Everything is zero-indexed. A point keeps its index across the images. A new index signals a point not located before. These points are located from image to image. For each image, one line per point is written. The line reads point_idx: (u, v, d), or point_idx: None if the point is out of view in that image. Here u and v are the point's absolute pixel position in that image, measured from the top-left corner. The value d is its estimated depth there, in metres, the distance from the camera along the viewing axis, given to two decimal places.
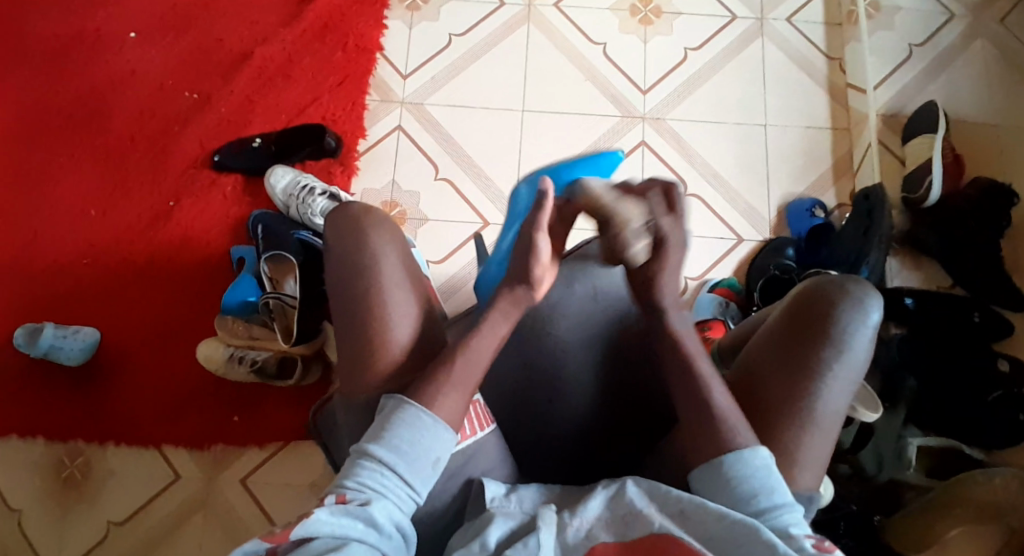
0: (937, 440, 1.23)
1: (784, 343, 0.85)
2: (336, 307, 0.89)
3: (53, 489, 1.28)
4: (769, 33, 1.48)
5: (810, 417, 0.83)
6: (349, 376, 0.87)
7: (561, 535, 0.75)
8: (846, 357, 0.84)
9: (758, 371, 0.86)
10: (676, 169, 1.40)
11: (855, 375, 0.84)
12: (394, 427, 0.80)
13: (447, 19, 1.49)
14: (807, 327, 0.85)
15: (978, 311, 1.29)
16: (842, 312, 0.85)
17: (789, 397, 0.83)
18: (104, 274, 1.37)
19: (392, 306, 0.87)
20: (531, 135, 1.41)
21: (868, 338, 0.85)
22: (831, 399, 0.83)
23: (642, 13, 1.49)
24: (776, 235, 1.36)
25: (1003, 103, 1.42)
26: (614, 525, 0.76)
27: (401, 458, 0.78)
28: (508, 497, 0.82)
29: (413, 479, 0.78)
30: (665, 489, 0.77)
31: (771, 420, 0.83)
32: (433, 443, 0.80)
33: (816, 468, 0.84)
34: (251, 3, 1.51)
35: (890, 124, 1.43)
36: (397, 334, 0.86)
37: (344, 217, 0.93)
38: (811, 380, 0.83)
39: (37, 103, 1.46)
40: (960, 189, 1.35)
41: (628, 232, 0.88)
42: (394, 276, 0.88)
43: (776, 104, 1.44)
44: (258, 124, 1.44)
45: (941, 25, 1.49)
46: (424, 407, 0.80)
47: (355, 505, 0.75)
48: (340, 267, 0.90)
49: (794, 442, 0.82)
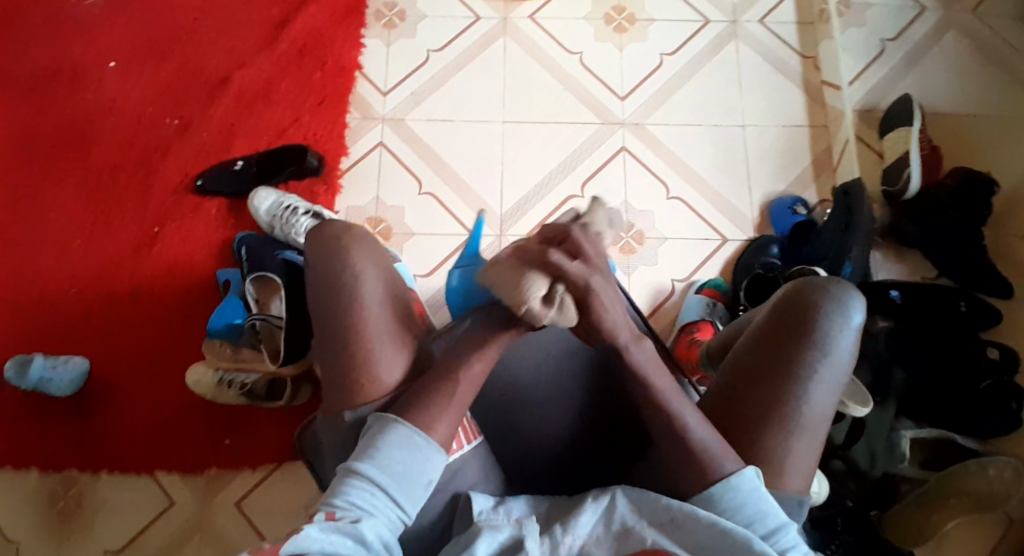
0: (931, 433, 1.25)
1: (771, 345, 0.85)
2: (322, 334, 0.90)
3: (47, 520, 1.29)
4: (743, 35, 1.49)
5: (796, 420, 0.83)
6: (332, 390, 0.89)
7: (554, 551, 0.76)
8: (831, 360, 0.84)
9: (743, 373, 0.86)
10: (657, 172, 1.41)
11: (841, 375, 0.85)
12: (386, 447, 0.80)
13: (425, 36, 1.49)
14: (789, 328, 0.85)
15: (964, 300, 1.30)
16: (825, 311, 0.85)
17: (773, 401, 0.83)
18: (90, 302, 1.37)
19: (377, 341, 0.88)
20: (511, 145, 1.41)
21: (853, 338, 0.85)
22: (819, 400, 0.84)
23: (617, 21, 1.50)
24: (759, 235, 1.37)
25: (978, 92, 1.43)
26: (608, 539, 0.77)
27: (392, 480, 0.79)
28: (496, 510, 0.82)
29: (403, 501, 0.79)
30: (655, 499, 0.78)
31: (757, 423, 0.83)
32: (425, 466, 0.81)
33: (802, 467, 0.84)
34: (230, 28, 1.52)
35: (867, 120, 1.43)
36: (379, 348, 0.87)
37: (326, 237, 0.93)
38: (796, 382, 0.83)
39: (19, 136, 1.46)
40: (938, 180, 1.36)
41: (535, 308, 0.78)
42: (375, 294, 0.90)
43: (753, 104, 1.45)
44: (239, 147, 1.44)
45: (913, 19, 1.49)
46: (416, 428, 0.82)
47: (345, 522, 0.75)
48: (319, 282, 0.91)
49: (780, 444, 0.83)
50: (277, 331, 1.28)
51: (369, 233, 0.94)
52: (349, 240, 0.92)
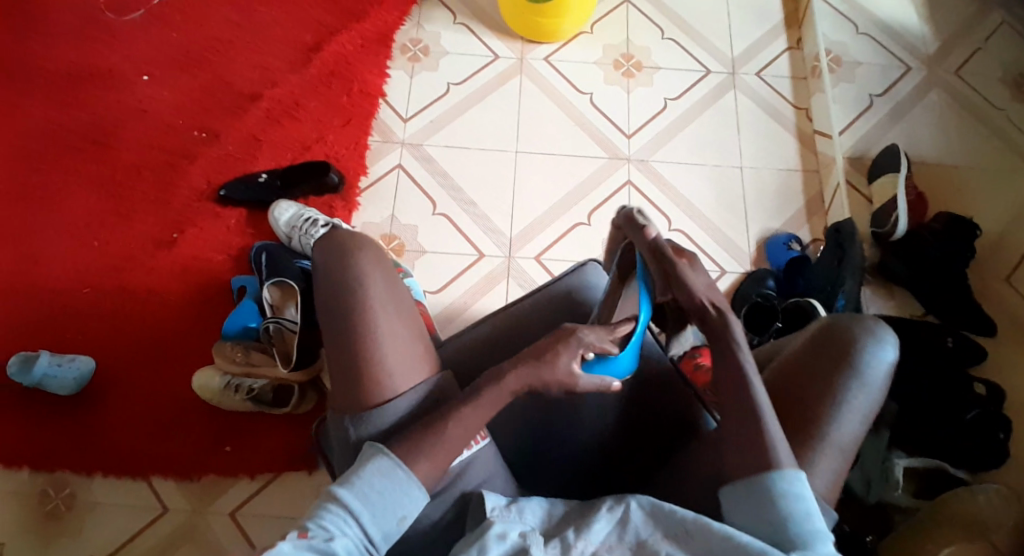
0: (922, 461, 1.26)
1: (808, 370, 0.90)
2: (331, 325, 0.92)
3: (36, 520, 1.27)
4: (741, 85, 1.61)
5: (829, 442, 0.86)
6: (345, 388, 0.90)
7: (566, 552, 0.80)
8: (864, 390, 0.88)
9: (781, 394, 0.90)
10: (659, 205, 1.49)
11: (872, 405, 0.89)
12: (366, 475, 0.83)
13: (446, 69, 1.59)
14: (824, 355, 0.90)
15: (952, 336, 1.35)
16: (861, 342, 0.90)
17: (804, 422, 0.87)
18: (103, 301, 1.39)
19: (381, 339, 0.90)
20: (523, 172, 1.49)
21: (884, 373, 0.90)
22: (850, 427, 0.87)
23: (626, 66, 1.61)
24: (755, 268, 1.44)
25: (960, 145, 1.54)
26: (622, 547, 0.81)
27: (367, 508, 0.81)
28: (509, 507, 0.85)
29: (374, 532, 0.81)
30: (671, 514, 0.82)
31: (792, 439, 0.87)
32: (403, 501, 0.83)
33: (828, 488, 0.86)
34: (260, 51, 1.60)
35: (857, 166, 1.52)
36: (383, 340, 0.90)
37: (334, 242, 0.97)
38: (831, 406, 0.87)
39: (48, 139, 1.51)
40: (924, 223, 1.43)
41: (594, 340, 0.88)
42: (380, 295, 0.92)
43: (750, 148, 1.55)
44: (262, 162, 1.50)
45: (899, 78, 1.61)
46: (399, 461, 0.83)
47: (318, 541, 0.78)
48: (326, 283, 0.94)
49: (812, 461, 0.86)
50: (289, 334, 1.30)
51: (374, 241, 0.98)
52: (358, 246, 0.95)
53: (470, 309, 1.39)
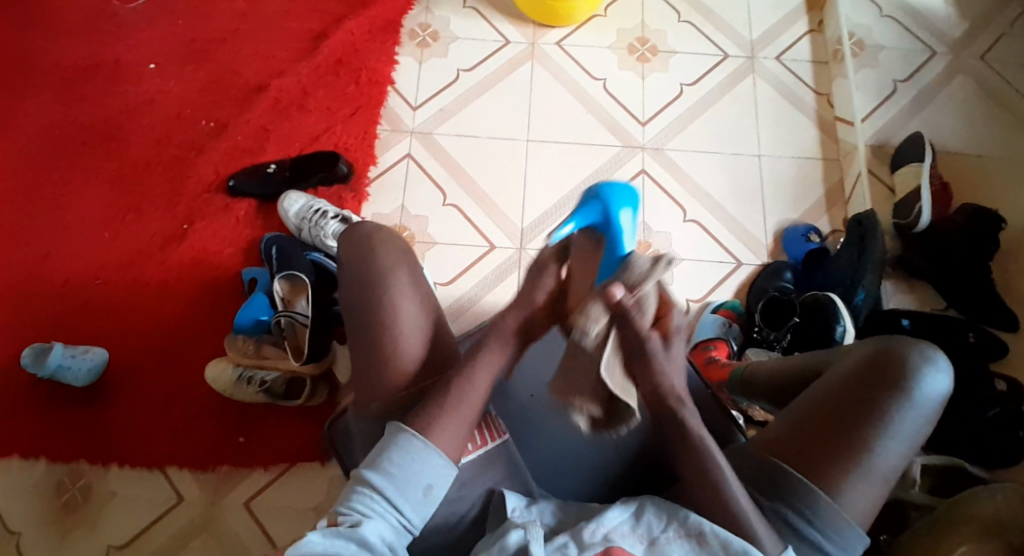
0: (940, 458, 1.23)
1: (858, 394, 0.89)
2: (352, 319, 0.94)
3: (54, 511, 1.28)
4: (760, 70, 1.56)
5: (872, 470, 0.86)
6: (364, 384, 0.92)
7: (575, 537, 0.80)
8: (911, 420, 0.88)
9: (826, 416, 0.89)
10: (675, 196, 1.45)
11: (919, 435, 0.89)
12: (387, 452, 0.81)
13: (456, 56, 1.55)
14: (877, 382, 0.89)
15: (972, 331, 1.31)
16: (917, 371, 0.89)
17: (849, 447, 0.87)
18: (115, 294, 1.39)
19: (403, 333, 0.91)
20: (534, 161, 1.47)
21: (935, 404, 0.89)
22: (894, 456, 0.87)
23: (640, 51, 1.57)
24: (773, 260, 1.41)
25: (988, 132, 1.48)
26: (635, 537, 0.80)
27: (391, 483, 0.80)
28: (528, 508, 0.87)
29: (405, 506, 0.79)
30: (683, 512, 0.81)
31: (834, 464, 0.87)
32: (426, 471, 0.81)
33: (864, 514, 0.87)
34: (267, 39, 1.57)
35: (879, 155, 1.48)
36: (401, 334, 0.91)
37: (359, 236, 0.97)
38: (879, 434, 0.87)
39: (58, 131, 1.50)
40: (948, 214, 1.39)
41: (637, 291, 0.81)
42: (405, 291, 0.93)
43: (769, 136, 1.51)
44: (271, 152, 1.48)
45: (923, 62, 1.56)
46: (417, 433, 0.82)
47: (345, 527, 0.76)
48: (350, 279, 0.95)
49: (853, 488, 0.86)
50: (300, 328, 1.29)
51: (398, 237, 0.98)
52: (380, 241, 0.96)
53: (482, 302, 1.37)
